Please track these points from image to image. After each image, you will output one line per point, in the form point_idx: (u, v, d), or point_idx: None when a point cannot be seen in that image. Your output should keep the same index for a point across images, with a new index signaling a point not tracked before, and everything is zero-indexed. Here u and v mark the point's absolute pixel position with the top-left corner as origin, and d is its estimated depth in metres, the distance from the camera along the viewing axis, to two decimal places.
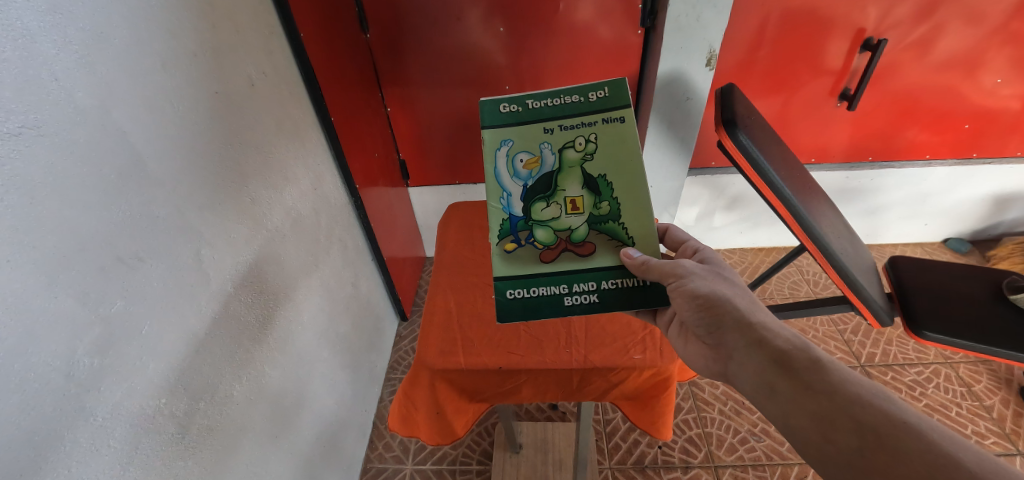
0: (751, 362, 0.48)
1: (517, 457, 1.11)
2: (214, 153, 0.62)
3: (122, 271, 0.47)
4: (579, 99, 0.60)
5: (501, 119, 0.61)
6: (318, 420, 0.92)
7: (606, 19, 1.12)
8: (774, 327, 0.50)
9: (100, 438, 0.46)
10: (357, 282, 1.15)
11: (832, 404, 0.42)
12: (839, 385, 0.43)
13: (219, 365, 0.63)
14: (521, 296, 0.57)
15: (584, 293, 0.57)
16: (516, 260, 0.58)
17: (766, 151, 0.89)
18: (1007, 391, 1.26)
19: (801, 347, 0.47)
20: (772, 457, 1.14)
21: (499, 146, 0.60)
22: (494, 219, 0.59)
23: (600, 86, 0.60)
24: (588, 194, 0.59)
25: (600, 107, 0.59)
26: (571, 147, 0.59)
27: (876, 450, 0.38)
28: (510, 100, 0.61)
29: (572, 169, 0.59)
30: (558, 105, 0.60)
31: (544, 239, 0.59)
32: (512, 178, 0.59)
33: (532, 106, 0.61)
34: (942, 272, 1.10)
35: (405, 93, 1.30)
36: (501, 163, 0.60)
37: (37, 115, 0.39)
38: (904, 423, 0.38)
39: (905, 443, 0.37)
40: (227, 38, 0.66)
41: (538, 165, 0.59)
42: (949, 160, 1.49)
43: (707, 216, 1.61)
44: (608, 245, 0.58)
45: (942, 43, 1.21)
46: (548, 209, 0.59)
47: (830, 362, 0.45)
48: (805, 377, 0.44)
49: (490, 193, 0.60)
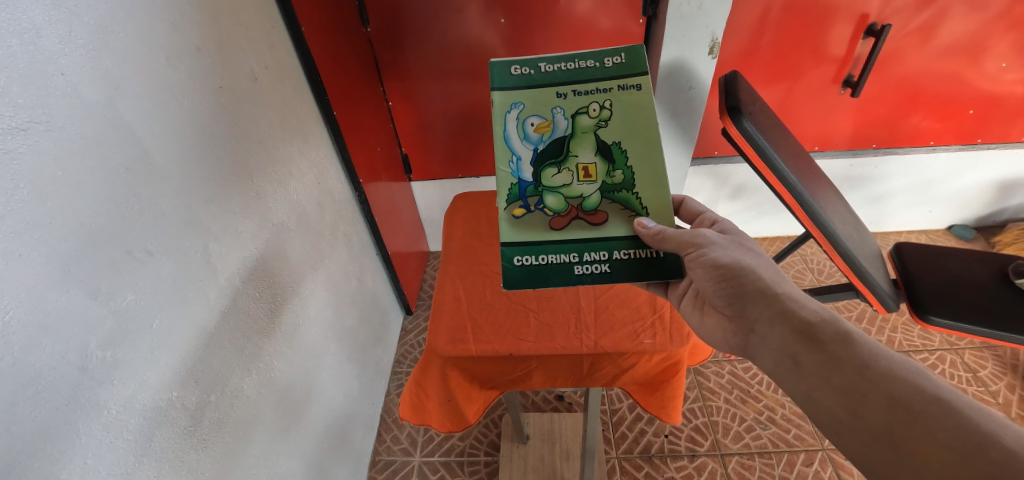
0: (770, 332, 0.49)
1: (524, 448, 1.13)
2: (218, 147, 0.62)
3: (133, 266, 0.48)
4: (594, 65, 0.61)
5: (513, 81, 0.61)
6: (326, 413, 0.93)
7: (606, 9, 1.11)
8: (800, 299, 0.50)
9: (115, 431, 0.46)
10: (362, 276, 1.15)
11: (861, 378, 0.41)
12: (868, 358, 0.42)
13: (229, 357, 0.64)
14: (530, 263, 0.57)
15: (594, 263, 0.56)
16: (525, 225, 0.58)
17: (771, 138, 0.89)
18: (1013, 376, 1.26)
19: (829, 319, 0.47)
20: (778, 444, 1.15)
21: (510, 110, 0.60)
22: (504, 183, 0.59)
23: (616, 52, 0.60)
24: (601, 161, 0.59)
25: (615, 73, 0.60)
26: (584, 113, 0.59)
27: (905, 425, 0.37)
28: (523, 62, 0.62)
29: (585, 135, 0.59)
30: (571, 70, 0.61)
31: (555, 205, 0.59)
32: (523, 141, 0.59)
33: (545, 69, 0.61)
34: (948, 257, 1.09)
35: (406, 86, 1.29)
36: (512, 126, 0.60)
37: (46, 109, 0.39)
38: (936, 397, 0.38)
39: (935, 418, 0.37)
40: (228, 31, 0.65)
41: (550, 129, 0.59)
42: (954, 146, 1.48)
43: (710, 205, 1.61)
44: (620, 214, 0.58)
45: (945, 28, 1.20)
46: (559, 176, 0.59)
47: (856, 334, 0.45)
48: (831, 350, 0.44)
49: (500, 157, 0.59)
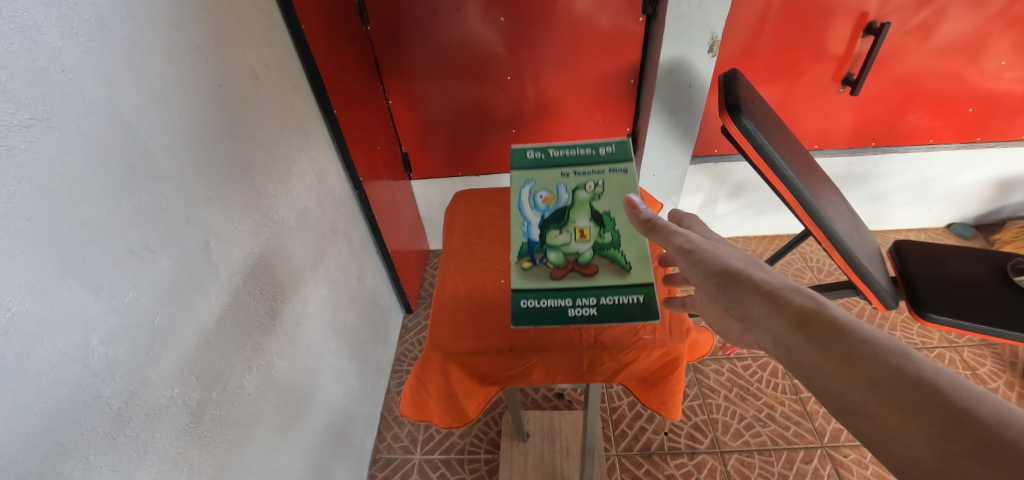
0: (762, 319, 0.46)
1: (524, 445, 1.13)
2: (219, 145, 0.62)
3: (134, 263, 0.48)
4: (591, 152, 0.66)
5: (525, 162, 0.67)
6: (327, 410, 0.93)
7: (606, 7, 1.11)
8: (789, 288, 0.47)
9: (117, 427, 0.46)
10: (362, 274, 1.15)
11: (850, 365, 0.37)
12: (860, 344, 0.38)
13: (230, 355, 0.64)
14: (531, 304, 0.58)
15: (585, 306, 0.57)
16: (528, 274, 0.59)
17: (770, 136, 0.89)
18: (1012, 373, 1.27)
19: (820, 305, 0.43)
20: (777, 441, 1.15)
21: (521, 184, 0.65)
22: (514, 241, 0.61)
23: (609, 143, 0.66)
24: (595, 225, 0.61)
25: (609, 159, 0.65)
26: (582, 189, 0.63)
27: (896, 409, 0.33)
28: (536, 148, 0.68)
29: (583, 205, 0.62)
30: (574, 155, 0.66)
31: (555, 260, 0.59)
32: (531, 209, 0.63)
33: (553, 154, 0.67)
34: (947, 255, 1.10)
35: (406, 85, 1.29)
36: (523, 197, 0.64)
37: (47, 106, 0.39)
38: (927, 382, 0.33)
39: (926, 401, 0.32)
40: (228, 29, 0.65)
41: (554, 201, 0.63)
42: (954, 144, 1.48)
43: (710, 204, 1.61)
44: (610, 268, 0.58)
45: (945, 26, 1.20)
46: (561, 237, 0.60)
47: (848, 320, 0.41)
48: (823, 336, 0.40)
49: (512, 223, 0.63)
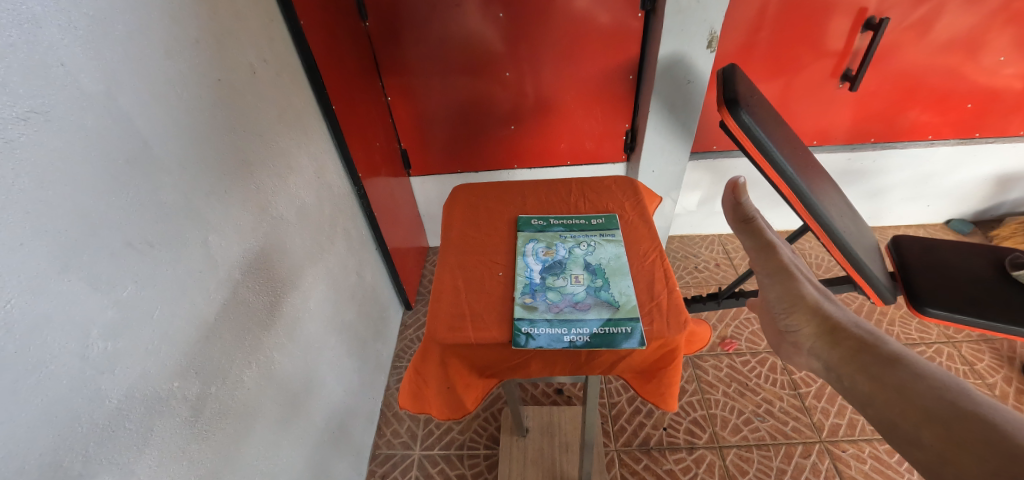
0: (828, 353, 0.55)
1: (523, 440, 1.13)
2: (218, 140, 0.62)
3: (134, 256, 0.48)
4: (584, 222, 0.86)
5: (530, 226, 0.85)
6: (327, 406, 0.94)
7: (605, 3, 1.11)
8: (850, 322, 0.57)
9: (117, 420, 0.46)
10: (362, 270, 1.15)
11: (900, 394, 0.45)
12: (912, 377, 0.46)
13: (229, 349, 0.64)
14: (531, 330, 0.65)
15: (579, 333, 0.64)
16: (528, 306, 0.69)
17: (769, 131, 0.89)
18: (1010, 368, 1.27)
19: (877, 341, 0.52)
20: (776, 436, 1.16)
21: (526, 241, 0.82)
22: (518, 282, 0.73)
23: (599, 215, 0.86)
24: (587, 273, 0.74)
25: (598, 225, 0.84)
26: (576, 247, 0.80)
27: (945, 438, 0.40)
28: (540, 217, 0.87)
29: (577, 258, 0.77)
30: (570, 223, 0.86)
31: (553, 297, 0.70)
32: (533, 258, 0.77)
33: (553, 221, 0.87)
34: (945, 250, 1.10)
35: (405, 81, 1.29)
36: (527, 249, 0.79)
37: (46, 99, 0.40)
38: (975, 414, 0.40)
39: (973, 432, 0.39)
40: (227, 24, 0.65)
41: (553, 254, 0.78)
42: (952, 140, 1.48)
43: (709, 200, 1.61)
44: (601, 304, 0.68)
45: (944, 22, 1.20)
46: (559, 281, 0.73)
47: (906, 357, 0.49)
48: (878, 369, 0.49)
49: (516, 268, 0.76)
